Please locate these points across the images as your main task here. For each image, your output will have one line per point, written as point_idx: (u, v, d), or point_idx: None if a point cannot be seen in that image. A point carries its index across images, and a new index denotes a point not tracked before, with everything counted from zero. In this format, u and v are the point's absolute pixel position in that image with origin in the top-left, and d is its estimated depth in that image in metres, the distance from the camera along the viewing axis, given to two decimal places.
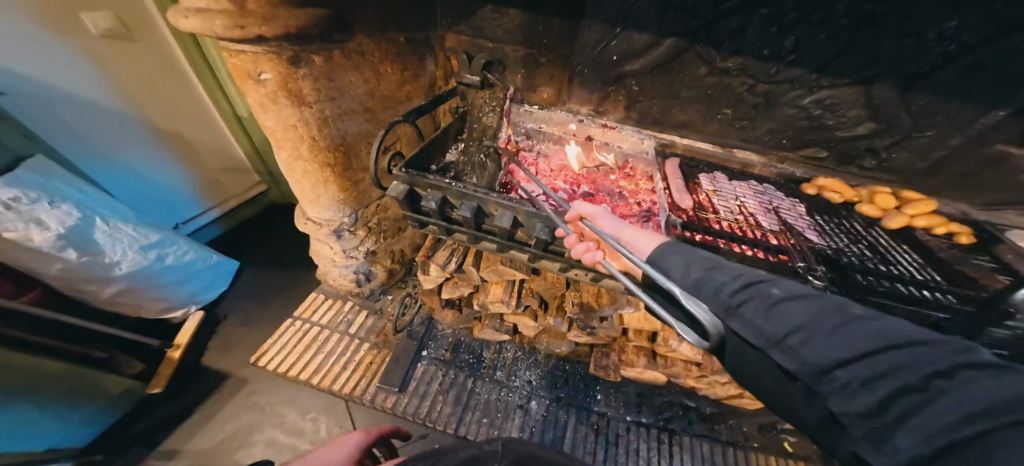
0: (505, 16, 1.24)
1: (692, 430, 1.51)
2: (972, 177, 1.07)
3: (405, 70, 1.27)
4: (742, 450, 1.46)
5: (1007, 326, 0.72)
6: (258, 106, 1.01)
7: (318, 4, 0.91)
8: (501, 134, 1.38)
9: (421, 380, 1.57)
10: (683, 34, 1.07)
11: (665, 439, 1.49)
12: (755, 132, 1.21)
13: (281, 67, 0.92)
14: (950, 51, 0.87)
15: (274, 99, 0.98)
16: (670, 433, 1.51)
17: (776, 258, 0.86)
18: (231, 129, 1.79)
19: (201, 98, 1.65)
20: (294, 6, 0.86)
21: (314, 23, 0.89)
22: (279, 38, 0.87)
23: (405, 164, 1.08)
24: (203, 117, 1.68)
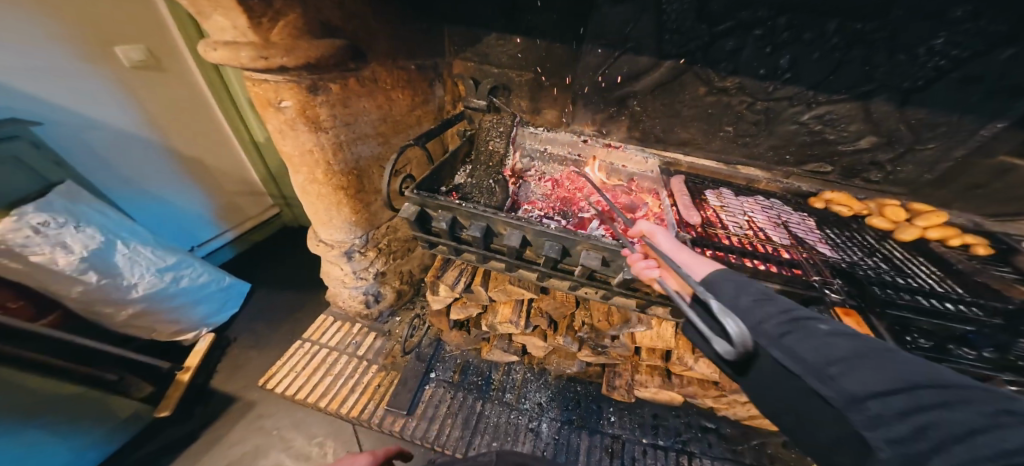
0: (510, 43, 1.31)
1: (712, 453, 1.43)
2: (981, 187, 1.06)
3: (415, 96, 1.34)
4: None
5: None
6: (277, 132, 1.06)
7: (336, 38, 0.98)
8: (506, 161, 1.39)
9: (429, 403, 1.53)
10: (681, 55, 1.12)
11: (684, 463, 1.41)
12: (758, 148, 1.23)
13: (300, 95, 0.97)
14: (942, 66, 0.90)
15: (292, 125, 1.03)
16: (689, 456, 1.44)
17: (790, 272, 0.85)
18: (249, 157, 1.88)
19: (221, 126, 1.74)
20: (312, 38, 0.92)
21: (334, 53, 0.96)
22: (299, 69, 0.92)
23: (416, 186, 1.11)
24: (222, 143, 1.77)
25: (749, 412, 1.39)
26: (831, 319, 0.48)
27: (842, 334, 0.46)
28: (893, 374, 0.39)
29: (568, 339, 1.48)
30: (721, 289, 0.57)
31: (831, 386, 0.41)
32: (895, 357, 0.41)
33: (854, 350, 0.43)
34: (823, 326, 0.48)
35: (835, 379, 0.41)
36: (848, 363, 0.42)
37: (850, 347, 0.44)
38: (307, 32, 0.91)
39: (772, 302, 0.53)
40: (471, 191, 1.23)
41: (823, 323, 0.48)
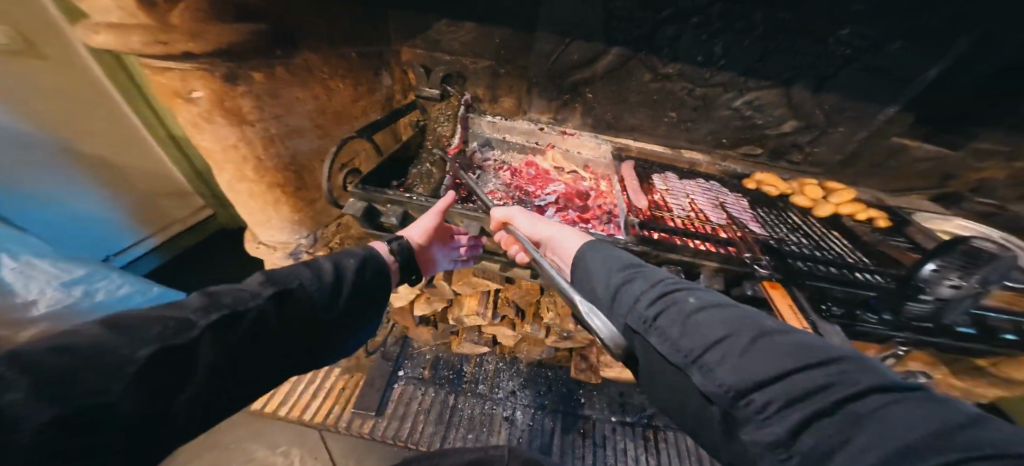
0: (461, 30, 1.23)
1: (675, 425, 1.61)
2: (878, 166, 1.20)
3: (359, 85, 1.18)
4: None
5: (920, 301, 0.77)
6: (191, 126, 0.90)
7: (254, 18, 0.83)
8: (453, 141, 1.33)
9: (399, 401, 1.58)
10: (627, 42, 1.15)
11: (650, 436, 1.58)
12: (698, 133, 1.30)
13: (214, 85, 0.83)
14: (848, 54, 0.99)
15: (209, 118, 0.88)
16: (654, 429, 1.60)
17: (726, 250, 0.94)
18: (171, 157, 1.55)
19: (125, 114, 1.36)
20: (224, 21, 0.79)
21: (249, 39, 0.82)
22: (210, 55, 0.78)
23: (361, 180, 1.02)
24: (131, 135, 1.40)
25: None
26: (702, 291, 0.46)
27: (712, 305, 0.43)
28: (770, 347, 0.35)
29: (535, 326, 1.54)
30: (590, 265, 0.60)
31: (711, 379, 0.36)
32: (768, 330, 0.38)
33: (724, 327, 0.39)
34: (691, 297, 0.45)
35: (714, 370, 0.37)
36: (725, 344, 0.37)
37: (721, 323, 0.40)
38: (214, 14, 0.77)
39: (640, 274, 0.53)
40: (412, 179, 1.16)
41: (691, 294, 0.46)
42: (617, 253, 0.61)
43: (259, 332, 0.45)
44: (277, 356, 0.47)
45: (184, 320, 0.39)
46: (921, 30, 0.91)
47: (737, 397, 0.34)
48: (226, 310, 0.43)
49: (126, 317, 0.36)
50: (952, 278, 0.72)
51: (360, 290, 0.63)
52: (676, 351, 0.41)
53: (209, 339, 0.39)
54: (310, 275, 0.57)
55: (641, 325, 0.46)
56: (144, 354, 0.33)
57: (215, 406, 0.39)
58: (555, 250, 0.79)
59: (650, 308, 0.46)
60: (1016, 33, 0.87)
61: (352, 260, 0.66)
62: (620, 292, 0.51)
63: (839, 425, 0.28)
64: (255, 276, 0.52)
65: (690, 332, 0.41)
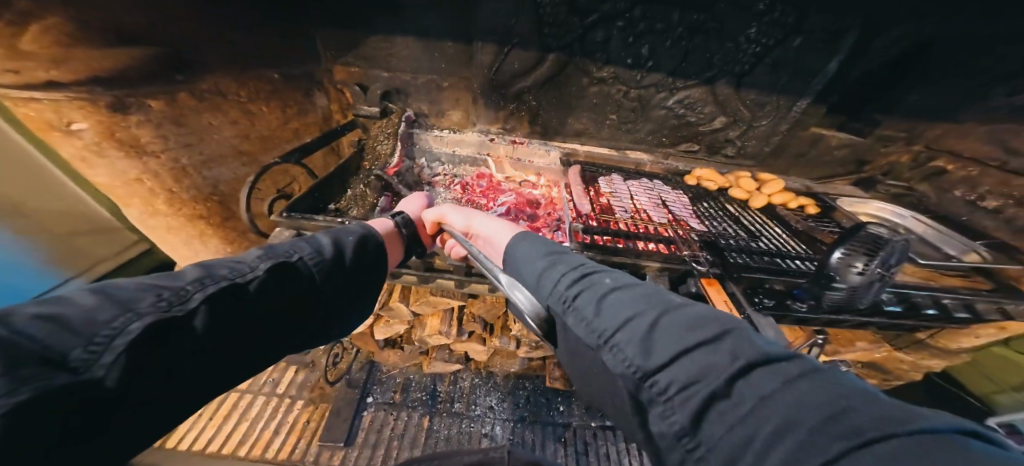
0: (397, 45, 1.18)
1: None
2: (804, 156, 1.27)
3: (287, 107, 1.13)
4: None
5: (833, 291, 0.64)
6: (78, 158, 0.87)
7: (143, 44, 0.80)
8: (394, 159, 1.24)
9: (370, 429, 1.50)
10: (561, 48, 1.16)
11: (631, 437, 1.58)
12: (639, 134, 1.33)
13: (99, 115, 0.80)
14: (759, 51, 1.04)
15: (98, 151, 0.86)
16: None
17: (666, 250, 0.95)
18: (85, 191, 1.26)
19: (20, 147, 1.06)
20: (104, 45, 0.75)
21: (134, 64, 0.79)
22: (84, 83, 0.75)
23: (286, 207, 0.91)
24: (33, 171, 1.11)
25: None
26: (619, 273, 0.44)
27: (625, 287, 0.41)
28: (673, 323, 0.33)
29: (504, 338, 1.52)
30: (516, 252, 0.56)
31: (619, 359, 0.34)
32: (672, 306, 0.36)
33: (633, 307, 0.37)
34: (608, 279, 0.43)
35: (620, 349, 0.34)
36: (633, 323, 0.35)
37: (631, 302, 0.38)
38: (87, 40, 0.72)
39: (563, 256, 0.50)
40: (349, 202, 1.11)
41: (609, 277, 0.44)
42: (542, 238, 0.57)
43: (248, 311, 0.41)
44: (267, 336, 0.44)
45: (177, 295, 0.36)
46: (815, 28, 0.98)
47: (642, 377, 0.32)
48: (221, 284, 0.40)
49: (117, 291, 0.33)
50: (859, 264, 0.60)
51: (362, 266, 0.60)
52: (590, 333, 0.38)
53: (203, 315, 0.37)
54: (310, 250, 0.54)
55: (561, 309, 0.43)
56: (138, 327, 0.31)
57: (201, 383, 0.36)
58: (483, 238, 0.73)
59: (572, 293, 0.43)
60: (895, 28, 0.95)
61: (352, 236, 0.62)
62: (543, 276, 0.48)
63: (729, 405, 0.26)
64: (249, 252, 0.49)
65: (606, 315, 0.38)
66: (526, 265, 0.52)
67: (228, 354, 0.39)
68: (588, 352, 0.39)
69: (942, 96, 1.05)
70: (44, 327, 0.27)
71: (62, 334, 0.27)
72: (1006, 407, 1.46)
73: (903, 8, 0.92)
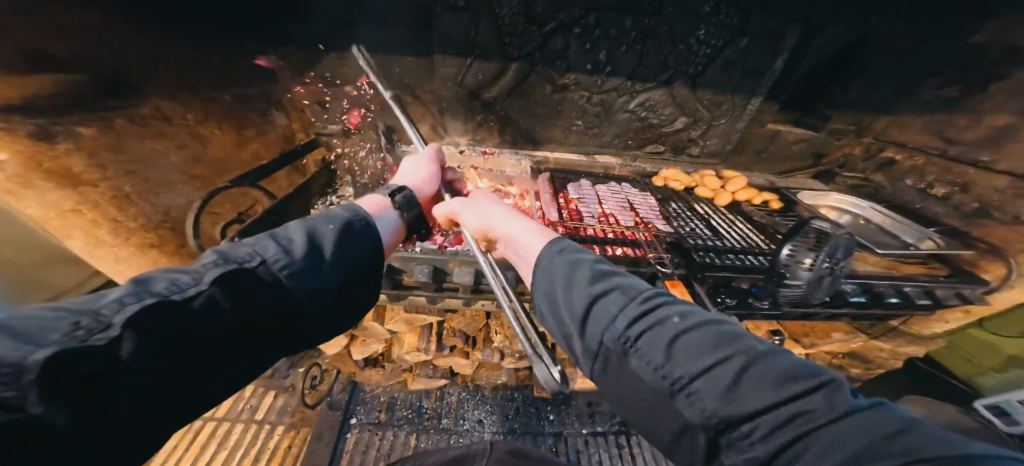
0: (355, 62, 1.18)
1: None
2: (764, 151, 1.32)
3: (244, 129, 1.12)
4: None
5: (788, 288, 0.64)
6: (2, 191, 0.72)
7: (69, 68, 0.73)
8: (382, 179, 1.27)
9: (355, 449, 1.43)
10: (522, 58, 1.16)
11: (624, 442, 1.55)
12: (606, 137, 1.34)
13: (20, 146, 0.67)
14: (710, 52, 1.06)
15: (24, 183, 0.72)
16: (627, 435, 1.58)
17: (633, 253, 0.94)
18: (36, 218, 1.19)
19: None
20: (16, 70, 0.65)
21: (57, 91, 0.71)
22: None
23: (240, 231, 0.87)
24: None
25: None
26: (680, 301, 0.37)
27: (693, 319, 0.34)
28: (767, 370, 0.27)
29: (487, 350, 1.48)
30: (551, 268, 0.45)
31: (698, 411, 0.28)
32: (752, 345, 0.30)
33: (716, 349, 0.30)
34: (671, 309, 0.35)
35: (704, 401, 0.28)
36: (718, 369, 0.28)
37: (709, 342, 0.31)
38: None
39: (610, 277, 0.40)
40: None
41: (669, 304, 0.36)
42: (577, 252, 0.46)
43: (202, 332, 0.32)
44: (234, 356, 0.35)
45: (96, 319, 0.28)
46: (760, 29, 1.01)
47: (726, 427, 0.27)
48: (152, 302, 0.30)
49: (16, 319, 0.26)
50: (807, 259, 0.61)
51: (362, 262, 0.48)
52: (656, 377, 0.31)
53: (134, 341, 0.28)
54: (275, 248, 0.41)
55: (618, 345, 0.34)
56: (38, 359, 0.23)
57: (142, 420, 0.28)
58: (503, 242, 0.60)
59: (633, 330, 0.34)
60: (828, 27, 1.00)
61: (337, 222, 0.48)
62: (589, 303, 0.38)
63: (813, 449, 0.23)
64: (205, 256, 0.39)
65: (677, 356, 0.31)
66: (564, 286, 0.41)
67: (179, 383, 0.31)
68: (647, 395, 0.32)
69: (874, 91, 1.14)
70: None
71: None
72: (991, 389, 1.53)
73: (835, 9, 0.97)
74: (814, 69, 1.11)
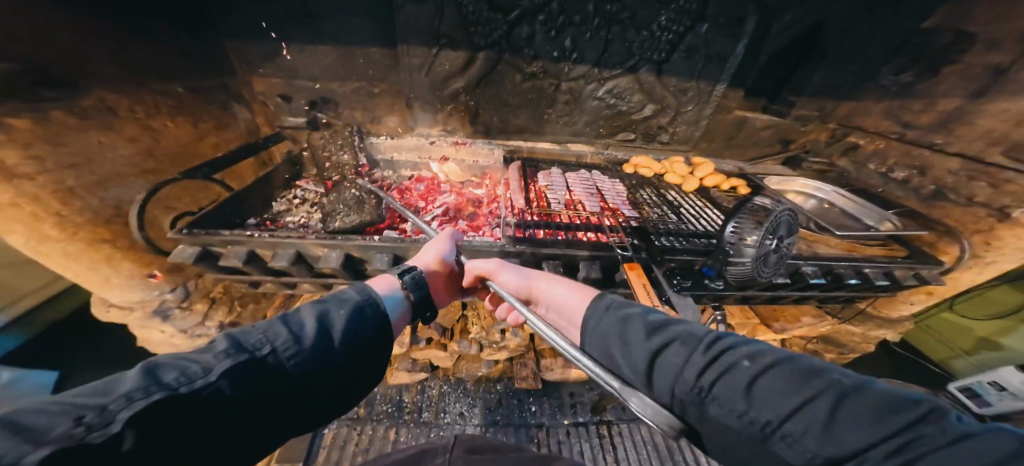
0: (318, 54, 1.16)
1: (626, 415, 1.62)
2: (734, 138, 1.33)
3: (200, 122, 1.11)
4: None
5: (733, 265, 0.64)
6: None
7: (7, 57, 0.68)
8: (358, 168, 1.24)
9: (332, 446, 1.42)
10: (489, 46, 1.15)
11: (605, 432, 1.56)
12: (577, 126, 1.34)
13: None
14: (673, 39, 1.07)
15: None
16: (608, 425, 1.59)
17: (595, 238, 0.95)
18: None
19: None
20: None
21: None
22: None
23: (188, 223, 0.84)
24: None
25: None
26: (743, 339, 0.37)
27: (762, 358, 0.34)
28: (857, 409, 0.27)
29: (464, 342, 1.47)
30: (601, 325, 0.48)
31: (798, 454, 0.29)
32: (832, 381, 0.30)
33: (796, 391, 0.30)
34: (736, 351, 0.36)
35: (796, 442, 0.29)
36: (805, 411, 0.29)
37: (788, 385, 0.31)
38: None
39: (667, 326, 0.42)
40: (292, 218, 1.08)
41: (732, 346, 0.37)
42: (625, 305, 0.49)
43: (203, 423, 0.32)
44: (229, 443, 0.34)
45: (100, 415, 0.28)
46: (719, 14, 1.02)
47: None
48: (159, 395, 0.30)
49: (17, 420, 0.26)
50: (751, 237, 0.62)
51: (367, 342, 0.48)
52: (742, 423, 0.32)
53: (136, 436, 0.28)
54: (286, 336, 0.42)
55: (692, 395, 0.36)
56: (36, 458, 0.23)
57: None
58: (545, 304, 0.63)
59: (703, 380, 0.35)
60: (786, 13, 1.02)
61: (347, 305, 0.50)
62: (653, 357, 0.40)
63: None
64: (217, 343, 0.39)
65: (759, 401, 0.32)
66: (620, 345, 0.44)
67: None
68: (734, 439, 0.33)
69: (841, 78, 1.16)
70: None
71: None
72: (962, 371, 1.55)
73: None
74: (776, 55, 1.13)
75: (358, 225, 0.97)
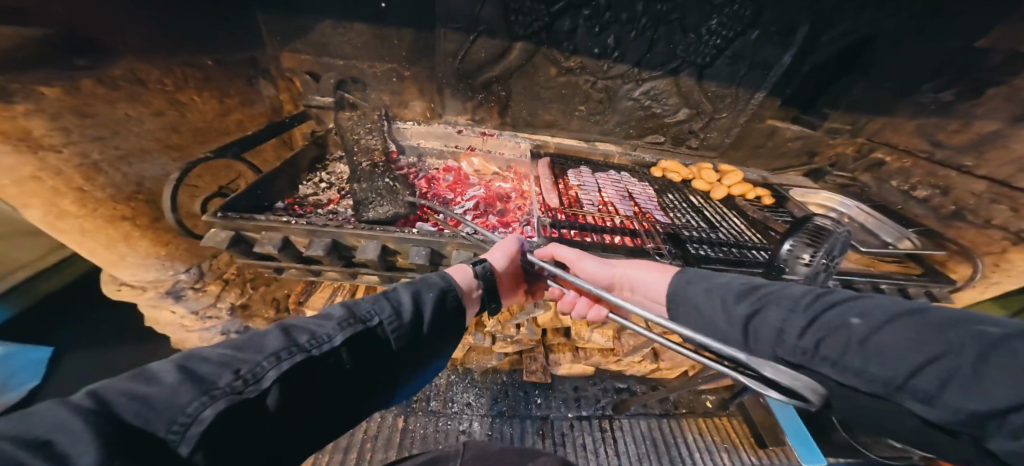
0: (350, 31, 1.11)
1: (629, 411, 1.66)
2: (761, 147, 1.34)
3: (226, 97, 1.06)
4: (674, 419, 1.65)
5: (781, 282, 0.65)
6: None
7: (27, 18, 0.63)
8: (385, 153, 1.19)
9: (341, 432, 1.43)
10: (527, 37, 1.11)
11: (607, 426, 1.61)
12: (608, 125, 1.32)
13: None
14: (719, 44, 1.06)
15: None
16: (610, 419, 1.64)
17: (632, 243, 0.95)
18: None
19: None
20: None
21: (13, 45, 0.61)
22: None
23: (221, 206, 0.81)
24: None
25: (647, 367, 1.61)
26: (861, 299, 0.37)
27: (881, 317, 0.34)
28: (1000, 362, 0.27)
29: (479, 335, 1.47)
30: (692, 299, 0.53)
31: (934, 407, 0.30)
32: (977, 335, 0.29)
33: (922, 347, 0.31)
34: (848, 312, 0.37)
35: (930, 396, 0.30)
36: (931, 366, 0.30)
37: (912, 340, 0.31)
38: None
39: (765, 294, 0.45)
40: (319, 204, 1.04)
41: (846, 308, 0.38)
42: (716, 278, 0.53)
43: (329, 383, 0.38)
44: (347, 399, 0.40)
45: (252, 371, 0.33)
46: (770, 22, 1.01)
47: (982, 421, 0.27)
48: (299, 357, 0.36)
49: (198, 364, 0.32)
50: (805, 255, 0.63)
51: (449, 328, 0.54)
52: (863, 379, 0.34)
53: (278, 393, 0.34)
54: (390, 310, 0.47)
55: (801, 356, 0.39)
56: (209, 414, 0.29)
57: (293, 439, 0.35)
58: (631, 287, 0.68)
59: (801, 339, 0.39)
60: (841, 24, 1.02)
61: (435, 290, 0.54)
62: (750, 324, 0.44)
63: None
64: (332, 308, 0.45)
65: (877, 358, 0.33)
66: (713, 314, 0.49)
67: (304, 425, 0.36)
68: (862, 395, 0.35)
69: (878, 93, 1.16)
70: (133, 410, 0.26)
71: (145, 416, 0.26)
72: None
73: (842, 8, 0.99)
74: (818, 66, 1.13)
75: (395, 215, 0.95)
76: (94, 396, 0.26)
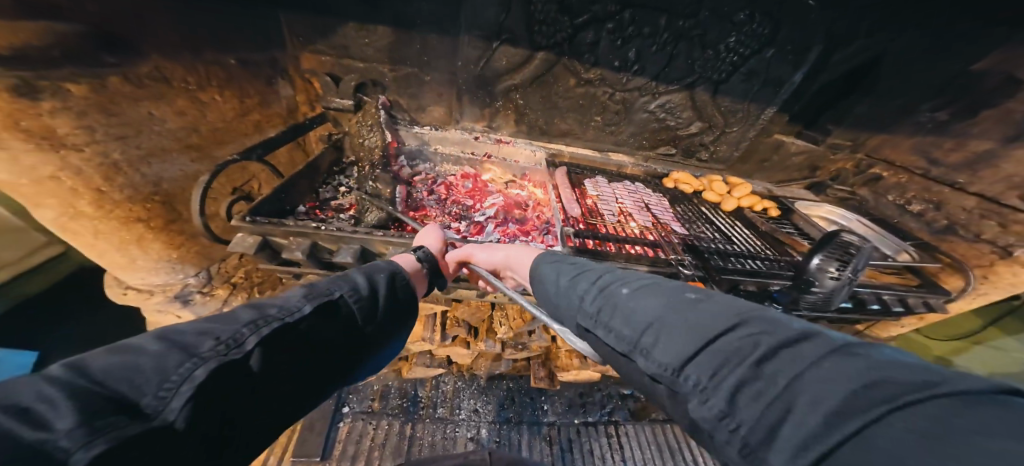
0: (374, 35, 1.11)
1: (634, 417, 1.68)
2: (767, 160, 1.40)
3: (247, 98, 1.04)
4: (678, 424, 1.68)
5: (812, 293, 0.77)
6: None
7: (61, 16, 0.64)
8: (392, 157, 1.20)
9: (347, 440, 1.39)
10: (549, 47, 1.13)
11: (613, 432, 1.61)
12: (622, 135, 1.35)
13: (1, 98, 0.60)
14: (736, 60, 1.11)
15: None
16: (615, 425, 1.65)
17: (653, 253, 0.97)
18: None
19: None
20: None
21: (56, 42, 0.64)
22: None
23: (248, 210, 0.81)
24: None
25: None
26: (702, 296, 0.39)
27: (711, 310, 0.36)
28: (788, 359, 0.28)
29: (490, 341, 1.47)
30: (565, 282, 0.55)
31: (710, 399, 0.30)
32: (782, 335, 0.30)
33: (733, 339, 0.32)
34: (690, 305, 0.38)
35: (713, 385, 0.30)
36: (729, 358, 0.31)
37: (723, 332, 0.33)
38: None
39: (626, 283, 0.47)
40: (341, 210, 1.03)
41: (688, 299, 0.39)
42: (593, 269, 0.54)
43: (304, 351, 0.38)
44: (322, 370, 0.40)
45: (233, 337, 0.33)
46: (786, 41, 1.07)
47: (755, 418, 0.27)
48: (275, 325, 0.36)
49: (176, 333, 0.31)
50: (833, 270, 0.74)
51: (406, 306, 0.56)
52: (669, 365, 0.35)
53: (261, 356, 0.33)
54: (349, 287, 0.48)
55: (631, 340, 0.40)
56: (200, 373, 0.28)
57: (273, 409, 0.33)
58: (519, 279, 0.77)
59: (593, 302, 0.48)
60: (854, 43, 1.09)
61: (385, 272, 0.56)
62: (604, 306, 0.45)
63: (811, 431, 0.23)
64: (293, 290, 0.44)
65: (693, 347, 0.34)
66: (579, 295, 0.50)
67: (281, 393, 0.34)
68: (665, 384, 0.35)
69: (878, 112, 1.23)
70: (122, 376, 0.25)
71: (133, 380, 0.25)
72: None
73: (856, 28, 1.06)
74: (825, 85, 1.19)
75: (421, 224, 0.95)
76: (75, 367, 0.25)
